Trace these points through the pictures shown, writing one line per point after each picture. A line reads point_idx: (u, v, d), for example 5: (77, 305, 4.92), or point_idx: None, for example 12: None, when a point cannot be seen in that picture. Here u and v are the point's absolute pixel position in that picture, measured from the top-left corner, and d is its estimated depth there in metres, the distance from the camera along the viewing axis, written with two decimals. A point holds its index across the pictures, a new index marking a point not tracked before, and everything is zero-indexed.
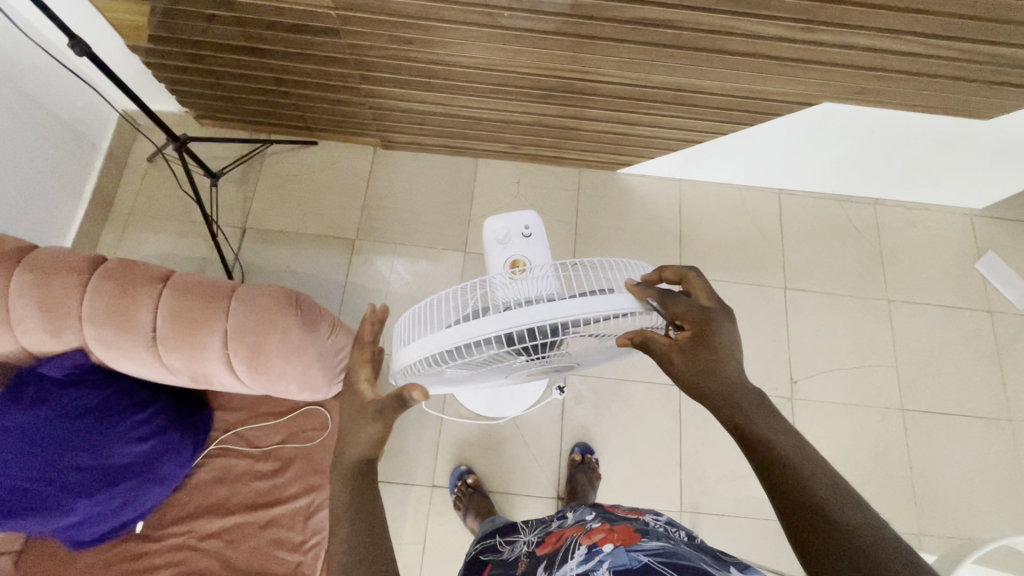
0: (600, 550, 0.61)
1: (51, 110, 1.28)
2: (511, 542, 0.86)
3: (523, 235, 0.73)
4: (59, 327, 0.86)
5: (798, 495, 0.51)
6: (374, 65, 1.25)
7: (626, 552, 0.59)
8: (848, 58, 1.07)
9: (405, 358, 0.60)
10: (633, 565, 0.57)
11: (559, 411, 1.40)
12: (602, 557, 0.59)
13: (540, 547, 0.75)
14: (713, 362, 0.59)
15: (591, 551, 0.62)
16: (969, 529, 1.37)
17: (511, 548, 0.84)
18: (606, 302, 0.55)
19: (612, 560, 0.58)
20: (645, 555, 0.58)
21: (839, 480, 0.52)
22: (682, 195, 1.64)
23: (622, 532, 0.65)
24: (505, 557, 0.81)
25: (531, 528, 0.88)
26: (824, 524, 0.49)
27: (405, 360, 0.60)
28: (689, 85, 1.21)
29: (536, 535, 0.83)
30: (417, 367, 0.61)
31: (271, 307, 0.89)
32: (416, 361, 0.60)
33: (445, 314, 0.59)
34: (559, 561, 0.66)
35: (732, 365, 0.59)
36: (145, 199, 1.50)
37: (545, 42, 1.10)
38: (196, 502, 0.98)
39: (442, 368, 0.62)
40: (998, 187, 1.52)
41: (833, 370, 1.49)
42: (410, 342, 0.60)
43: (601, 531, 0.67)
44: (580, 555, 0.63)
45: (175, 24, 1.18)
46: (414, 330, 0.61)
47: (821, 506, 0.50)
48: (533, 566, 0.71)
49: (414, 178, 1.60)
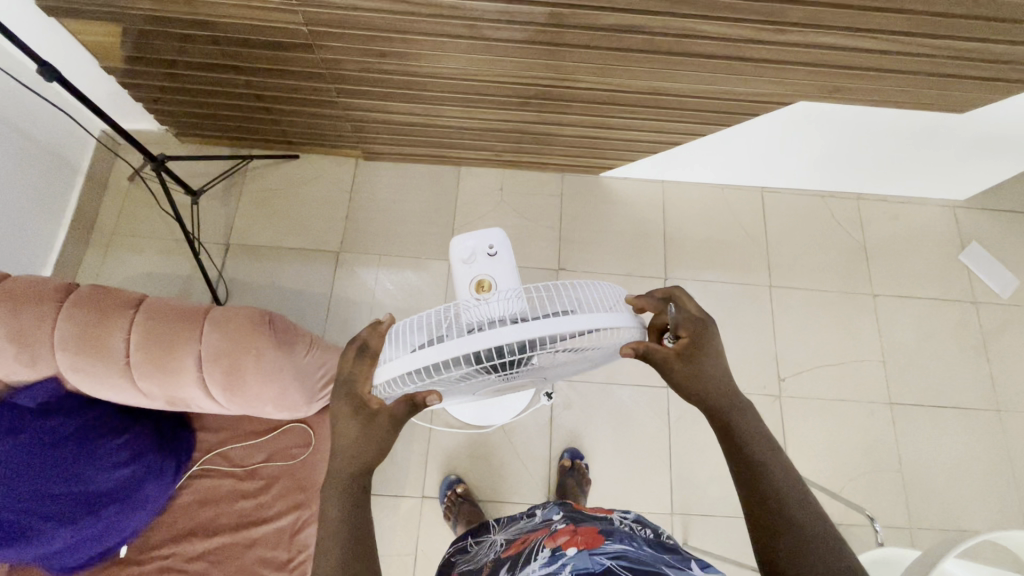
0: (564, 555, 0.61)
1: (26, 133, 1.27)
2: (480, 542, 0.87)
3: (488, 254, 0.73)
4: (32, 356, 0.86)
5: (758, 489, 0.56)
6: (350, 78, 1.25)
7: (589, 556, 0.60)
8: (821, 57, 1.07)
9: (371, 384, 0.60)
10: (596, 567, 0.57)
11: (548, 417, 1.40)
12: (565, 561, 0.60)
13: (506, 550, 0.75)
14: (701, 374, 0.63)
15: (554, 555, 0.62)
16: (960, 522, 1.37)
17: (479, 550, 0.84)
18: (568, 322, 0.54)
19: (575, 564, 0.59)
20: (606, 559, 0.59)
21: (801, 487, 0.56)
22: (665, 197, 1.64)
23: (586, 535, 0.66)
24: (473, 561, 0.81)
25: (501, 525, 0.90)
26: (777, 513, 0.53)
27: (374, 384, 0.60)
28: (665, 89, 1.21)
29: (506, 535, 0.83)
30: (385, 389, 0.61)
31: (245, 329, 0.90)
32: (384, 384, 0.60)
33: (410, 337, 0.59)
34: (522, 562, 0.66)
35: (721, 375, 0.63)
36: (126, 219, 1.50)
37: (519, 50, 1.10)
38: (179, 524, 0.98)
39: (411, 388, 0.62)
40: (979, 178, 1.53)
41: (820, 367, 1.50)
42: (378, 365, 0.59)
43: (565, 534, 0.67)
44: (543, 559, 0.63)
45: (149, 44, 1.18)
46: (382, 354, 0.61)
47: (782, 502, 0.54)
48: (496, 566, 0.71)
49: (397, 188, 1.60)
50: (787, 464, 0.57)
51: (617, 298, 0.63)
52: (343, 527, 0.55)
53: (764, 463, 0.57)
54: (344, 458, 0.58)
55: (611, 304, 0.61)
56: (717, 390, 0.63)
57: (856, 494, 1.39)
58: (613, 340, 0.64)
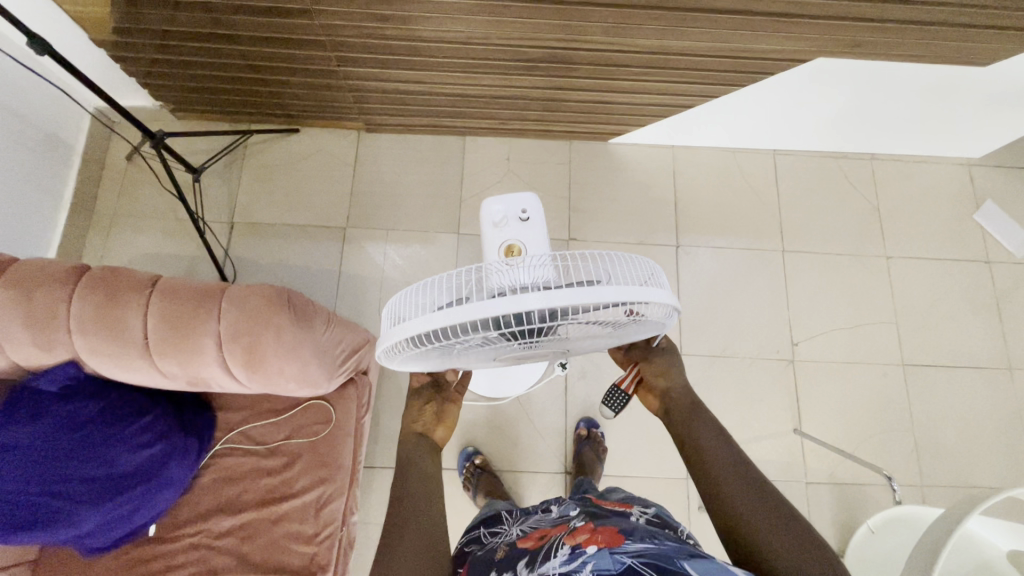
0: (584, 552, 0.59)
1: (20, 113, 1.22)
2: (496, 534, 0.83)
3: (520, 219, 0.76)
4: (48, 340, 0.87)
5: (704, 471, 0.67)
6: (350, 46, 1.19)
7: (610, 554, 0.57)
8: (844, 10, 1.02)
9: (384, 338, 0.58)
10: (616, 568, 0.55)
11: (563, 387, 1.40)
12: (586, 559, 0.57)
13: (521, 541, 0.72)
14: (662, 374, 0.76)
15: (574, 552, 0.60)
16: (970, 478, 1.39)
17: (495, 541, 0.80)
18: (596, 294, 0.51)
19: (596, 563, 0.56)
20: (628, 557, 0.56)
21: (735, 461, 0.67)
22: (675, 162, 1.61)
23: (607, 533, 0.63)
24: (485, 550, 0.78)
25: (515, 517, 0.86)
26: (715, 492, 0.65)
27: (390, 337, 0.57)
28: (679, 48, 1.16)
29: (521, 527, 0.80)
30: (406, 345, 0.59)
31: (262, 305, 0.89)
32: (405, 340, 0.58)
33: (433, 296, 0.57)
34: (541, 558, 0.63)
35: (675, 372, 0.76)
36: (127, 200, 1.47)
37: (526, 11, 1.05)
38: (206, 502, 0.99)
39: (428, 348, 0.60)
40: (997, 134, 1.49)
41: (833, 330, 1.49)
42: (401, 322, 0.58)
43: (585, 532, 0.64)
44: (563, 555, 0.61)
45: (140, 14, 1.12)
46: (405, 308, 0.59)
47: (717, 480, 0.66)
48: (512, 558, 0.68)
49: (401, 161, 1.57)
50: (723, 443, 0.69)
51: (649, 275, 0.59)
52: (419, 509, 0.68)
53: (701, 445, 0.69)
54: (406, 439, 0.76)
55: (642, 279, 0.58)
56: (679, 388, 0.75)
57: (868, 456, 1.41)
58: (646, 316, 0.61)
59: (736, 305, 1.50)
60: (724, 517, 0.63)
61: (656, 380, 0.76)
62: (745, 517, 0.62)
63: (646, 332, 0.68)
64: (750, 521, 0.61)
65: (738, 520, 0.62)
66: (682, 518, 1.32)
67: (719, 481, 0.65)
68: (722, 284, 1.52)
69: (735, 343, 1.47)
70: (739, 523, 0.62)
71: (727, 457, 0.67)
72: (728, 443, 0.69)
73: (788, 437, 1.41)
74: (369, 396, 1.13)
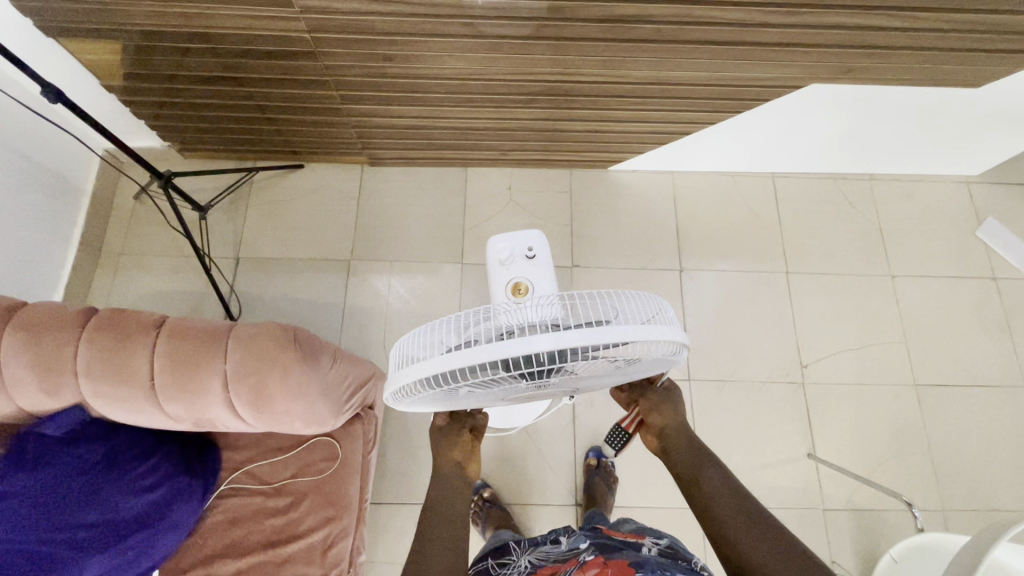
0: None
1: (30, 157, 1.25)
2: (505, 565, 0.80)
3: (526, 256, 0.88)
4: (55, 384, 0.87)
5: (711, 511, 0.65)
6: (354, 84, 1.22)
7: None
8: (837, 39, 1.04)
9: (394, 380, 0.58)
10: None
11: (571, 416, 1.39)
12: None
13: None
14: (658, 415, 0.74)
15: None
16: (993, 502, 1.35)
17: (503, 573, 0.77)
18: (605, 334, 0.51)
19: None
20: None
21: (741, 499, 0.65)
22: (674, 188, 1.63)
23: (617, 566, 0.61)
24: None
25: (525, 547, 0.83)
26: (724, 534, 0.63)
27: (400, 378, 0.57)
28: (676, 78, 1.18)
29: (529, 559, 0.78)
30: (415, 386, 0.59)
31: (269, 344, 0.89)
32: (415, 381, 0.57)
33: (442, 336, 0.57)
34: None
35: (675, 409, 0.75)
36: (134, 239, 1.49)
37: (525, 47, 1.07)
38: (210, 545, 0.97)
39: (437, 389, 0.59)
40: (994, 152, 1.50)
41: (842, 351, 1.48)
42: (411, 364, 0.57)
43: (595, 565, 0.63)
44: None
45: (149, 60, 1.15)
46: (416, 349, 0.60)
47: (725, 520, 0.64)
48: None
49: (404, 193, 1.59)
50: (726, 481, 0.67)
51: (655, 312, 0.59)
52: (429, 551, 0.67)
53: (705, 485, 0.68)
54: None
55: (649, 316, 0.58)
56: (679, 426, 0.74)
57: (885, 480, 1.37)
58: (656, 353, 0.60)
59: (743, 329, 1.49)
60: (737, 559, 0.61)
61: (651, 419, 0.75)
62: (759, 558, 0.60)
63: (654, 367, 0.67)
64: (764, 561, 0.59)
65: (753, 562, 0.60)
66: (698, 550, 1.29)
67: (727, 521, 0.64)
68: (727, 308, 1.51)
69: (744, 367, 1.46)
70: (754, 564, 0.60)
71: (733, 496, 0.66)
72: (733, 481, 0.68)
73: (803, 462, 1.38)
74: (376, 432, 1.12)
